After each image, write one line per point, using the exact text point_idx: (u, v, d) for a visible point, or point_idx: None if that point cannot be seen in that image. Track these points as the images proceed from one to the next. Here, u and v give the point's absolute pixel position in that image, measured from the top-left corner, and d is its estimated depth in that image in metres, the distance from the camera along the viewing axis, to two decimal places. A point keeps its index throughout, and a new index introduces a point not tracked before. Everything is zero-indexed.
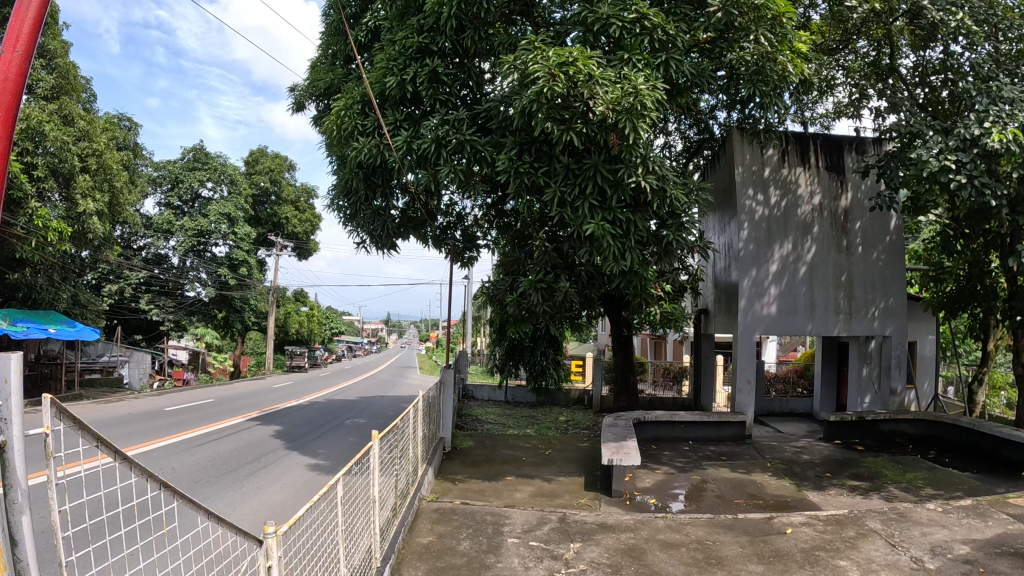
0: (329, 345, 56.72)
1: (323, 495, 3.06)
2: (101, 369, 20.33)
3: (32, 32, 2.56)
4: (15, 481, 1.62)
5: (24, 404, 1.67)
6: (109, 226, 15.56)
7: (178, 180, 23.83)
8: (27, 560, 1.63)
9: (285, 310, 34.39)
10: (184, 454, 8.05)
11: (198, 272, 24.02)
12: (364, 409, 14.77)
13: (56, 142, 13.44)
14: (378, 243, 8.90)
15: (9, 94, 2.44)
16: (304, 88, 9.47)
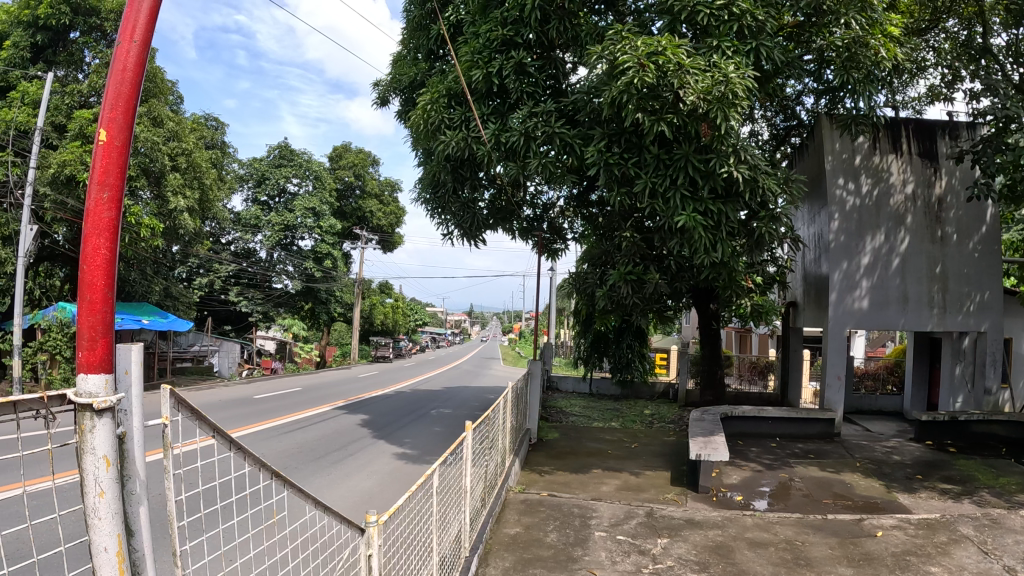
0: (412, 336, 58.08)
1: (422, 484, 3.17)
2: (193, 358, 21.05)
3: (151, 20, 2.21)
4: (135, 472, 1.89)
5: (141, 397, 1.96)
6: (199, 222, 16.18)
7: (264, 176, 24.63)
8: (142, 546, 1.88)
9: (371, 300, 35.18)
10: (274, 440, 8.35)
11: (285, 265, 24.72)
12: (448, 399, 14.94)
13: (146, 143, 14.11)
14: (467, 235, 8.96)
15: (129, 86, 2.08)
16: (388, 82, 9.62)
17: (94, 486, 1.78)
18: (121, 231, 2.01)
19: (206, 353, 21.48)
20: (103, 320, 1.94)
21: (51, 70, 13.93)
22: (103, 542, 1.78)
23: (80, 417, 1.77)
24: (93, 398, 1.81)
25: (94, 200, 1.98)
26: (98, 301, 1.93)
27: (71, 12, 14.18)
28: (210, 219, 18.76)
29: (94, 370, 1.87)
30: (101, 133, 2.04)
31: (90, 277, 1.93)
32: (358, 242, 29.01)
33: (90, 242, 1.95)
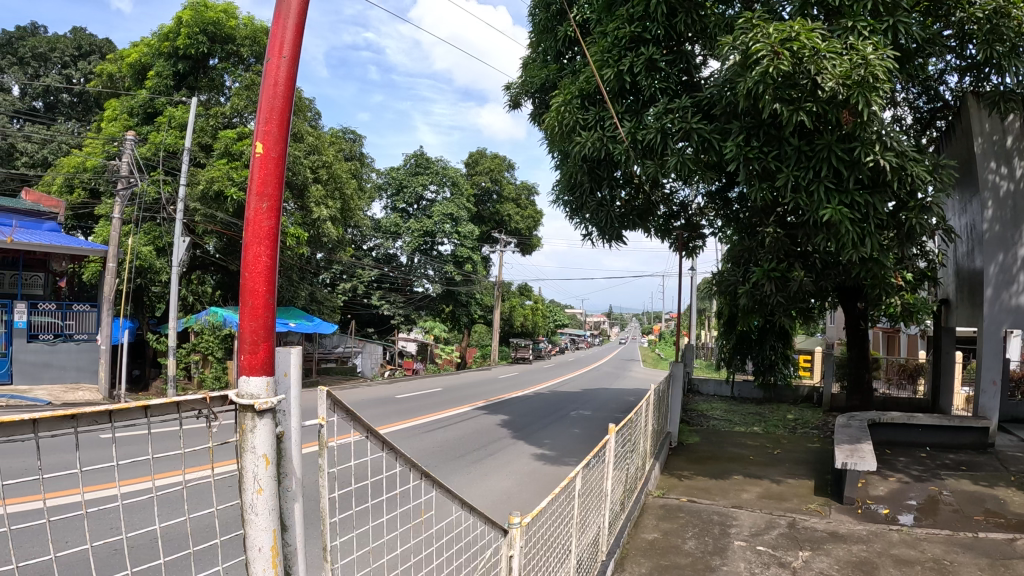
0: (551, 337, 58.55)
1: (564, 488, 3.22)
2: (337, 358, 22.16)
3: (298, 32, 2.30)
4: (290, 470, 2.05)
5: (299, 396, 2.11)
6: (342, 230, 17.08)
7: (402, 185, 25.70)
8: (293, 541, 2.05)
9: (511, 302, 35.70)
10: (417, 438, 8.68)
11: (425, 269, 25.71)
12: (586, 401, 14.89)
13: (290, 158, 14.97)
14: (605, 234, 8.96)
15: (281, 99, 2.18)
16: (520, 85, 9.74)
17: (252, 482, 1.94)
18: (279, 238, 2.12)
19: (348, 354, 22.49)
20: (264, 324, 2.03)
21: (195, 95, 15.21)
22: (257, 538, 1.92)
23: (242, 417, 1.94)
24: (255, 400, 1.96)
25: (254, 209, 2.09)
26: (260, 307, 2.05)
27: (209, 41, 15.46)
28: (352, 227, 19.76)
29: (256, 373, 1.99)
30: (258, 146, 2.15)
31: (252, 284, 2.06)
32: (497, 245, 29.52)
33: (252, 251, 2.08)
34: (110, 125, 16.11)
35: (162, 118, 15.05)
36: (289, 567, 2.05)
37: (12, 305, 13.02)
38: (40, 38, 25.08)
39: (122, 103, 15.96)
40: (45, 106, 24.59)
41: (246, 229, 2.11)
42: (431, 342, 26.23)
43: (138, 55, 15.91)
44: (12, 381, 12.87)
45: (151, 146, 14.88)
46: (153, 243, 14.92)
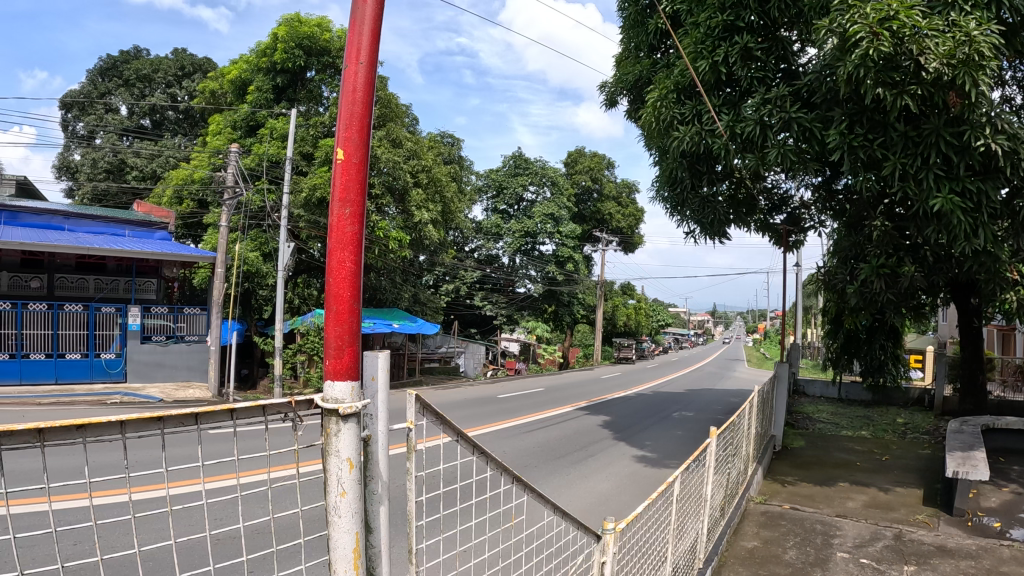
0: (656, 337, 57.79)
1: (662, 493, 3.16)
2: (440, 358, 22.52)
3: (375, 37, 2.26)
4: (377, 474, 2.00)
5: (388, 402, 2.02)
6: (443, 232, 17.44)
7: (502, 186, 25.99)
8: (378, 543, 2.01)
9: (613, 301, 35.39)
10: (514, 438, 8.71)
11: (528, 270, 25.91)
12: (691, 402, 14.54)
13: (389, 163, 15.16)
14: (707, 232, 8.66)
15: (360, 105, 2.15)
16: (614, 83, 9.62)
17: (336, 486, 1.89)
18: (363, 244, 2.12)
19: (450, 354, 22.88)
20: (349, 329, 2.06)
21: (295, 107, 15.87)
22: (340, 539, 1.89)
23: (328, 421, 1.88)
24: (340, 404, 1.91)
25: (337, 216, 2.10)
26: (344, 312, 2.06)
27: (305, 54, 16.09)
28: (452, 229, 20.13)
29: (340, 377, 1.98)
30: (340, 152, 2.14)
31: (336, 289, 2.06)
32: (598, 244, 29.33)
33: (337, 256, 2.08)
34: (216, 139, 17.35)
35: (265, 130, 15.93)
36: (372, 568, 2.01)
37: (126, 310, 13.87)
38: (143, 61, 26.84)
39: (224, 119, 17.22)
40: (152, 123, 26.38)
41: (331, 235, 2.12)
42: (534, 343, 26.31)
43: (237, 72, 16.92)
44: (129, 379, 13.83)
45: (254, 158, 15.76)
46: (260, 248, 15.72)
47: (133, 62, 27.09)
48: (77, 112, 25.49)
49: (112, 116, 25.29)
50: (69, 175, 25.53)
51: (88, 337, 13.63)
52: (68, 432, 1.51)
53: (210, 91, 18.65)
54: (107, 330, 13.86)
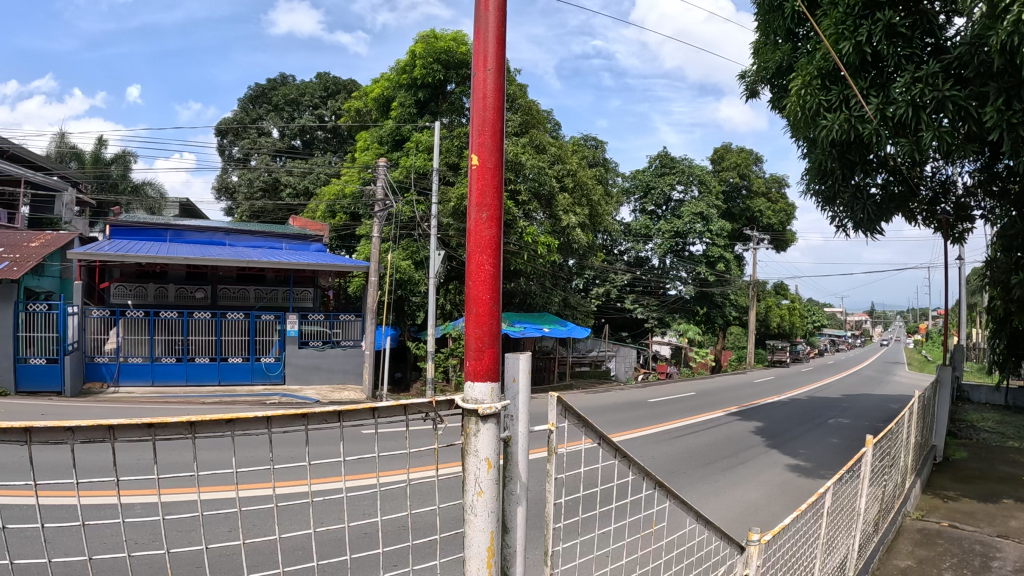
0: (812, 339, 54.99)
1: (811, 505, 2.97)
2: (590, 362, 21.90)
3: (501, 41, 2.15)
4: (516, 474, 2.02)
5: (529, 404, 2.04)
6: (591, 235, 17.47)
7: (649, 186, 25.62)
8: (514, 544, 2.00)
9: (766, 302, 33.91)
10: (661, 444, 8.49)
11: (678, 271, 25.40)
12: (848, 407, 13.65)
13: (534, 169, 15.05)
14: (860, 227, 8.16)
15: (490, 112, 2.06)
16: (754, 73, 9.20)
17: (473, 485, 1.91)
18: (502, 247, 2.03)
19: (601, 358, 22.56)
20: (489, 331, 1.99)
21: (437, 119, 16.40)
22: (476, 535, 1.90)
23: (467, 421, 1.92)
24: (479, 404, 1.92)
25: (474, 220, 2.02)
26: (484, 313, 1.99)
27: (444, 69, 16.63)
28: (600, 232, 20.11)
29: (480, 379, 1.96)
30: (474, 159, 2.07)
31: (476, 293, 2.00)
32: (749, 242, 28.08)
33: (476, 260, 2.02)
34: (363, 155, 18.26)
35: (410, 143, 16.46)
36: (507, 569, 2.00)
37: (284, 316, 15.02)
38: (291, 87, 28.63)
39: (372, 134, 17.97)
40: (303, 143, 28.28)
41: (470, 239, 2.05)
42: (686, 345, 25.68)
43: (380, 89, 17.72)
44: (287, 382, 14.95)
45: (402, 170, 16.19)
46: (411, 257, 16.46)
47: (280, 88, 29.06)
48: (233, 138, 28.03)
49: (265, 140, 27.32)
50: (230, 195, 27.99)
51: (249, 343, 14.83)
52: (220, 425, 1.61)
53: (355, 111, 19.73)
54: (265, 336, 15.01)
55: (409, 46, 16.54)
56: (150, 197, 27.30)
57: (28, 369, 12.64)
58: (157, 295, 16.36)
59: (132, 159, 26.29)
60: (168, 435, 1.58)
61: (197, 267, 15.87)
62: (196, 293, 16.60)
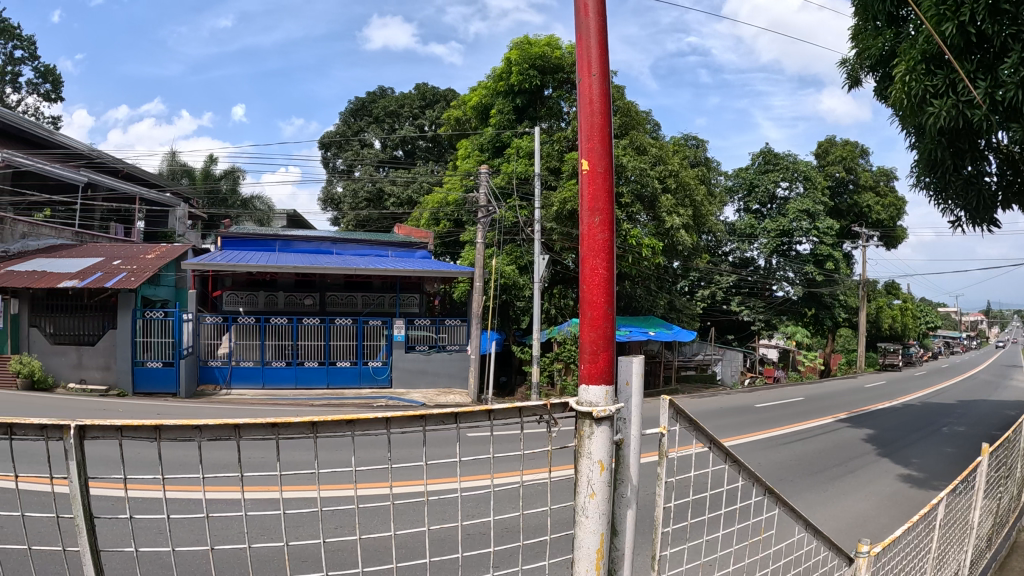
0: (925, 341, 52.55)
1: (922, 517, 2.86)
2: (696, 366, 21.64)
3: (604, 45, 2.17)
4: (628, 477, 2.03)
5: (641, 407, 2.06)
6: (696, 236, 17.17)
7: (753, 185, 25.21)
8: (622, 546, 2.03)
9: (877, 303, 32.55)
10: (770, 450, 8.28)
11: (785, 271, 24.66)
12: (965, 414, 12.93)
13: (636, 171, 15.16)
14: (976, 219, 7.75)
15: (598, 116, 2.08)
16: (855, 59, 8.85)
17: (585, 486, 1.94)
18: (615, 250, 2.04)
19: (708, 361, 22.01)
20: (603, 334, 2.00)
21: (537, 125, 16.55)
22: (586, 539, 1.94)
23: (581, 423, 1.95)
24: (593, 407, 1.95)
25: (587, 225, 2.05)
26: (598, 317, 2.00)
27: (540, 74, 16.76)
28: (705, 233, 19.72)
29: (595, 382, 1.98)
30: (584, 162, 2.09)
31: (590, 297, 2.02)
32: (858, 240, 27.30)
33: (590, 264, 2.04)
34: (464, 163, 18.50)
35: (511, 149, 16.69)
36: (615, 570, 2.04)
37: (391, 322, 15.25)
38: (391, 99, 29.39)
39: (473, 142, 18.34)
40: (405, 153, 28.96)
41: (583, 243, 2.08)
42: (794, 349, 24.90)
43: (479, 98, 18.07)
44: (393, 386, 15.24)
45: (504, 176, 16.71)
46: (515, 262, 16.77)
47: (379, 100, 29.83)
48: (336, 151, 29.17)
49: (367, 151, 28.15)
50: (334, 207, 28.61)
51: (356, 347, 15.15)
52: (341, 426, 1.74)
53: (455, 119, 19.96)
54: (373, 340, 15.28)
55: (504, 53, 16.77)
56: (259, 210, 28.39)
57: (145, 371, 13.51)
58: (267, 302, 17.05)
59: (241, 173, 27.47)
60: (291, 435, 1.71)
61: (306, 276, 16.59)
62: (305, 300, 17.15)
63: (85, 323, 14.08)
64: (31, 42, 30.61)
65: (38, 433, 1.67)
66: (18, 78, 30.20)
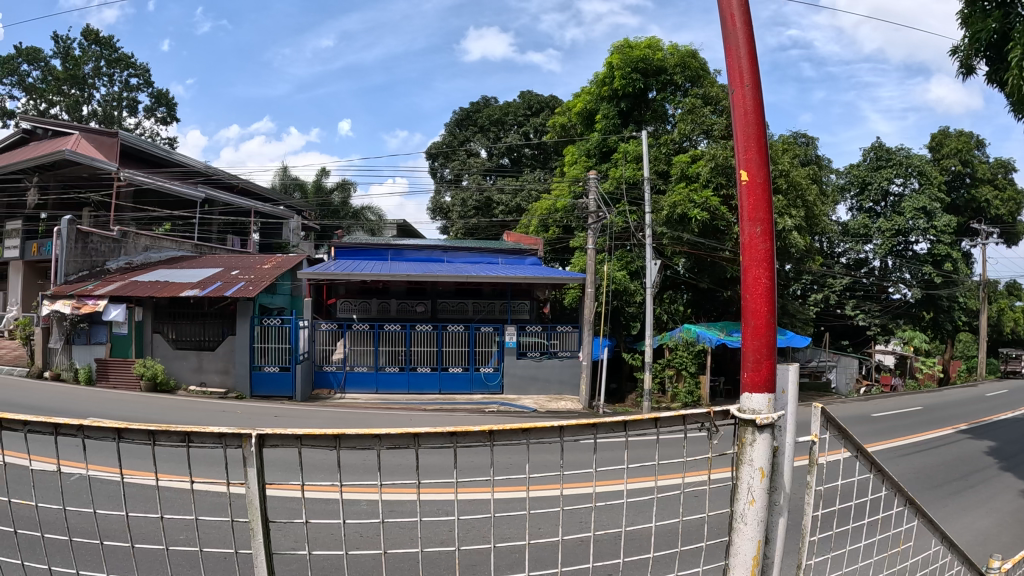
0: None
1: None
2: (808, 373, 21.00)
3: (753, 55, 2.27)
4: (782, 485, 2.14)
5: (797, 414, 2.16)
6: (808, 238, 16.59)
7: (866, 182, 23.77)
8: (774, 555, 2.13)
9: (998, 304, 30.61)
10: (889, 461, 7.96)
11: (902, 273, 23.48)
12: None
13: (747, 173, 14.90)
14: None
15: (754, 126, 2.21)
16: (966, 47, 8.35)
17: (746, 493, 2.11)
18: (777, 258, 2.12)
19: (822, 368, 21.18)
20: (767, 343, 2.09)
21: (644, 129, 16.54)
22: (742, 545, 2.10)
23: (743, 431, 2.11)
24: (755, 415, 2.09)
25: (749, 235, 2.16)
26: (761, 325, 2.10)
27: (643, 77, 16.75)
28: (818, 235, 18.96)
29: (758, 390, 2.10)
30: (743, 174, 2.20)
31: (754, 305, 2.11)
32: (977, 237, 25.86)
33: (752, 274, 2.13)
34: (571, 169, 18.59)
35: (619, 154, 16.72)
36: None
37: (503, 328, 15.29)
38: (495, 107, 29.67)
39: (579, 147, 18.36)
40: (511, 161, 29.18)
41: (745, 253, 2.18)
42: (912, 355, 23.82)
43: (583, 103, 18.08)
44: (505, 392, 15.20)
45: (614, 181, 16.72)
46: (627, 267, 16.77)
47: (483, 110, 30.20)
48: (444, 161, 30.03)
49: (474, 160, 28.66)
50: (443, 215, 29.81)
51: (468, 353, 15.30)
52: (516, 435, 2.04)
53: (560, 125, 19.79)
54: (485, 346, 15.36)
55: (606, 58, 16.84)
56: (369, 220, 29.11)
57: (262, 375, 14.13)
58: (379, 310, 17.76)
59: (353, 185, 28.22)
60: (467, 442, 2.00)
61: (419, 283, 17.15)
62: (417, 307, 17.77)
63: (206, 329, 14.97)
64: (146, 70, 32.64)
65: (218, 441, 1.94)
66: (136, 104, 32.30)
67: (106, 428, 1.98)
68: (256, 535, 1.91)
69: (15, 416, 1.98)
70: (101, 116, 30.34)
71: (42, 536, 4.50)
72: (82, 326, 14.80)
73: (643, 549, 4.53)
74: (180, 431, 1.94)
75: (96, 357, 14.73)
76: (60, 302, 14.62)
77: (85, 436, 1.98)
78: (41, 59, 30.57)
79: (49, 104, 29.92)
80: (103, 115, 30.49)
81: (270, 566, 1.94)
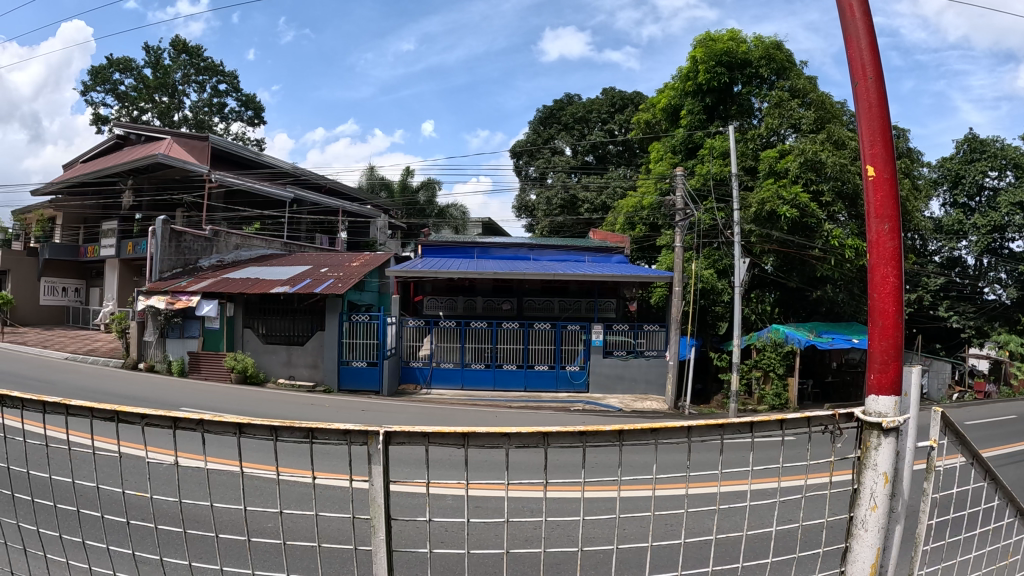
0: None
1: None
2: None
3: (875, 45, 2.20)
4: (903, 490, 2.11)
5: (920, 417, 2.09)
6: None
7: (960, 176, 22.65)
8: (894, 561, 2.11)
9: None
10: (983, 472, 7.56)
11: (998, 272, 22.34)
12: None
13: (836, 167, 14.29)
14: None
15: (879, 121, 2.11)
16: None
17: (868, 498, 2.09)
18: (905, 256, 2.06)
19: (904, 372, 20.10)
20: (894, 344, 2.03)
21: (728, 124, 16.19)
22: (863, 550, 2.08)
23: (867, 434, 2.07)
24: (882, 418, 2.05)
25: (875, 233, 2.09)
26: (890, 326, 2.04)
27: (728, 70, 16.38)
28: (912, 230, 18.16)
29: (884, 393, 2.05)
30: (869, 170, 2.14)
31: (881, 304, 2.05)
32: None
33: (879, 272, 2.07)
34: (656, 166, 18.36)
35: (705, 150, 16.49)
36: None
37: (589, 327, 15.18)
38: (579, 105, 29.53)
39: (664, 144, 18.13)
40: (595, 158, 29.03)
41: (872, 252, 2.12)
42: (1008, 360, 22.40)
43: (667, 99, 17.86)
44: (590, 390, 15.09)
45: (701, 178, 16.42)
46: (714, 265, 16.48)
47: (566, 108, 30.10)
48: (528, 159, 30.14)
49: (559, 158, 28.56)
50: (529, 213, 30.01)
51: (555, 352, 15.27)
52: (645, 434, 2.11)
53: (644, 122, 19.53)
54: (572, 345, 15.30)
55: (689, 53, 16.62)
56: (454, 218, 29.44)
57: (350, 370, 14.50)
58: (466, 307, 18.17)
59: (437, 184, 28.55)
60: (597, 441, 2.06)
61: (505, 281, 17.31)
62: (502, 305, 18.02)
63: (295, 325, 15.05)
64: (233, 76, 33.94)
65: (343, 438, 2.04)
66: (225, 108, 33.66)
67: (227, 422, 2.10)
68: (377, 532, 1.99)
69: (134, 410, 2.12)
70: (192, 121, 31.76)
71: (135, 524, 4.80)
72: (176, 321, 15.52)
73: (767, 554, 4.39)
74: (303, 428, 2.03)
75: (189, 351, 15.44)
76: (156, 298, 15.38)
77: (205, 430, 2.11)
78: (134, 68, 32.18)
79: (141, 111, 31.52)
80: (194, 121, 31.89)
81: (389, 565, 2.00)
